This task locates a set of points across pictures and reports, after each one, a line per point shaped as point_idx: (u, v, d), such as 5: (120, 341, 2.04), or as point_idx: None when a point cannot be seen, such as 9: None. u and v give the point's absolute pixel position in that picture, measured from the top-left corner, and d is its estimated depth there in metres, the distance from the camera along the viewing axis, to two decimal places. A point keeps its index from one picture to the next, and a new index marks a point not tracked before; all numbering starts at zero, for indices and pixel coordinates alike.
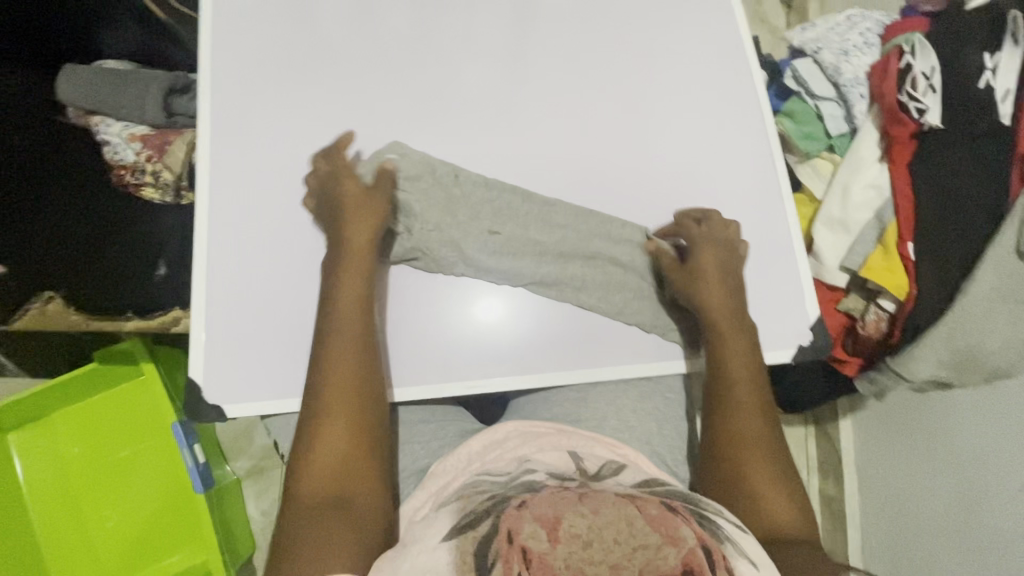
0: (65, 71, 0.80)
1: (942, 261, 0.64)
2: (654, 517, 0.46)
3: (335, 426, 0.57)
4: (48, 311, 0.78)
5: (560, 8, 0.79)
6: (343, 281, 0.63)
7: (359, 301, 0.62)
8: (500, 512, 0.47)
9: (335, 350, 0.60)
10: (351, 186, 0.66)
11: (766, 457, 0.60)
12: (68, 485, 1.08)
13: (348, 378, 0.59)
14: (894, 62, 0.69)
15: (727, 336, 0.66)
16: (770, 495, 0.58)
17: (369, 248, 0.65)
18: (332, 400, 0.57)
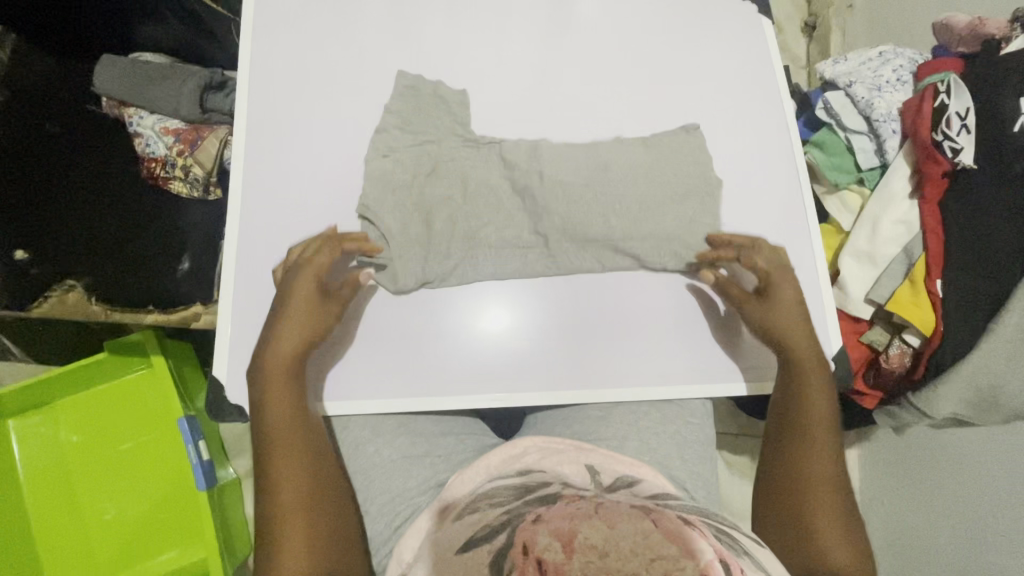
0: (103, 61, 0.80)
1: (968, 301, 0.66)
2: (669, 530, 0.44)
3: (292, 542, 0.56)
4: (70, 299, 0.76)
5: (597, 28, 0.80)
6: (280, 333, 0.63)
7: (294, 426, 0.61)
8: (515, 526, 0.47)
9: (280, 469, 0.59)
10: (305, 253, 0.66)
11: (830, 494, 0.62)
12: (67, 475, 1.07)
13: (298, 473, 0.59)
14: (928, 101, 0.69)
15: (801, 372, 0.67)
16: (825, 530, 0.60)
17: (316, 297, 0.64)
18: (282, 535, 0.56)
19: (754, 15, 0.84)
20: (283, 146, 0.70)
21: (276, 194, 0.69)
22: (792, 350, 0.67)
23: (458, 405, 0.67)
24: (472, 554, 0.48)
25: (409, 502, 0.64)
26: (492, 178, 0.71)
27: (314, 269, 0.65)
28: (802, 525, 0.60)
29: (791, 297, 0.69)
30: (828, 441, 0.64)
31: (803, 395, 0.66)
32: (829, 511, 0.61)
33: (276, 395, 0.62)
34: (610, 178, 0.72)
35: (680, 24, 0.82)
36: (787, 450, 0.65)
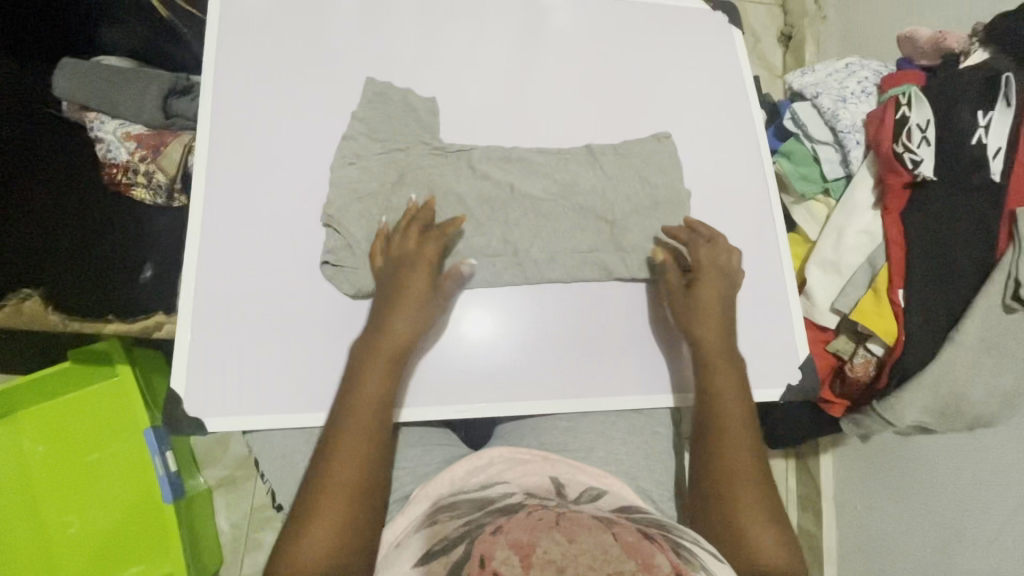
0: (63, 66, 0.79)
1: (929, 311, 0.67)
2: (629, 543, 0.44)
3: (329, 514, 0.54)
4: (25, 309, 0.75)
5: (567, 36, 0.80)
6: (388, 328, 0.62)
7: (370, 419, 0.59)
8: (473, 538, 0.47)
9: (346, 443, 0.58)
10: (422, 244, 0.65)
11: (752, 489, 0.60)
12: (28, 489, 1.03)
13: (359, 453, 0.57)
14: (891, 112, 0.70)
15: (716, 367, 0.66)
16: (754, 528, 0.58)
17: (422, 296, 0.64)
18: (323, 509, 0.54)
19: (724, 25, 0.85)
20: (246, 153, 0.69)
21: (239, 201, 0.68)
22: (703, 350, 0.67)
23: (424, 416, 0.66)
24: (429, 567, 0.47)
25: None
26: (459, 187, 0.71)
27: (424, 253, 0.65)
28: (738, 515, 0.58)
29: (713, 290, 0.69)
30: (740, 429, 0.63)
31: (714, 392, 0.65)
32: (754, 501, 0.59)
33: (371, 371, 0.61)
34: (579, 189, 0.73)
35: (652, 33, 0.82)
36: (708, 443, 0.63)
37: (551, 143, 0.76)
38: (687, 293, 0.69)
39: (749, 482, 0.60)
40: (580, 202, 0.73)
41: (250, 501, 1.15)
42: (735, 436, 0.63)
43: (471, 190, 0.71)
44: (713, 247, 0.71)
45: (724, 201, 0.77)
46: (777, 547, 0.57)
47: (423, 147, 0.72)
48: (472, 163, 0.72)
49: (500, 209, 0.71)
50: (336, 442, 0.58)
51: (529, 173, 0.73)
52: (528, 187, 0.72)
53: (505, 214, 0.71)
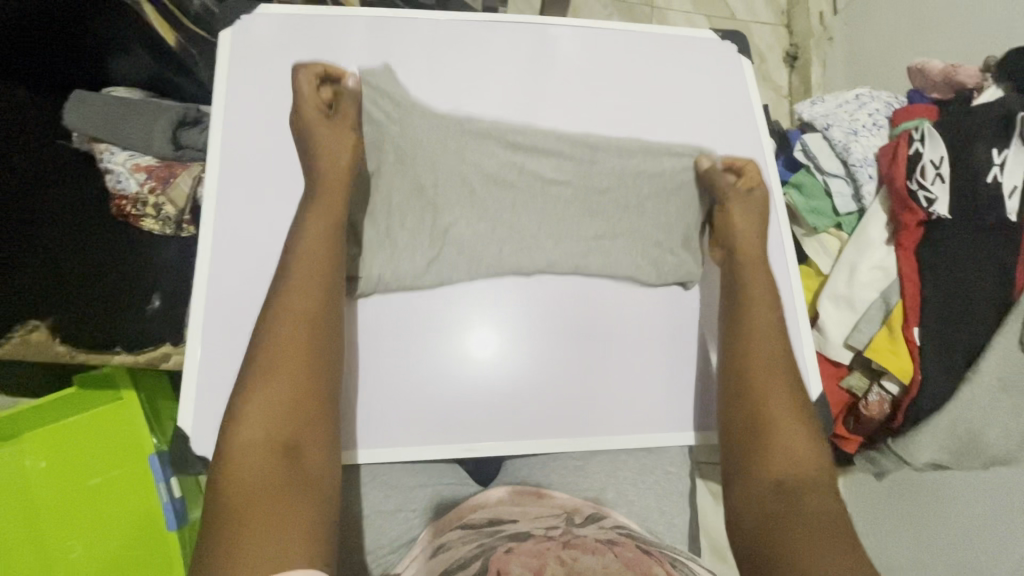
0: (72, 97, 0.79)
1: (944, 348, 0.66)
2: (629, 559, 0.46)
3: (271, 395, 0.53)
4: (32, 340, 0.74)
5: (576, 67, 0.80)
6: (310, 218, 0.63)
7: (309, 316, 0.58)
8: (487, 557, 0.46)
9: (279, 341, 0.56)
10: (315, 112, 0.68)
11: (783, 389, 0.59)
12: (31, 513, 0.99)
13: (296, 354, 0.55)
14: (903, 148, 0.70)
15: (753, 267, 0.69)
16: (786, 429, 0.56)
17: (344, 175, 0.66)
18: (261, 412, 0.52)
19: (733, 54, 0.85)
20: (255, 188, 0.69)
21: (246, 236, 0.67)
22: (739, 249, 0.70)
23: (432, 454, 0.65)
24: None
25: (381, 562, 0.62)
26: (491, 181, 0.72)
27: (332, 129, 0.68)
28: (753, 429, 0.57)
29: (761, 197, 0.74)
30: (767, 332, 0.64)
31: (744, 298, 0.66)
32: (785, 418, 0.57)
33: (294, 281, 0.59)
34: (587, 222, 0.74)
35: (661, 62, 0.82)
36: (733, 358, 0.63)
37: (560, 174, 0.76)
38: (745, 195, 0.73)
39: (774, 391, 0.60)
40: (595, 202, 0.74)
41: None
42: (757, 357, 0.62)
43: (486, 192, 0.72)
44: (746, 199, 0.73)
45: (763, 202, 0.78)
46: (808, 447, 0.55)
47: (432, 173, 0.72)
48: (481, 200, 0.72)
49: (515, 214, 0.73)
50: (273, 318, 0.57)
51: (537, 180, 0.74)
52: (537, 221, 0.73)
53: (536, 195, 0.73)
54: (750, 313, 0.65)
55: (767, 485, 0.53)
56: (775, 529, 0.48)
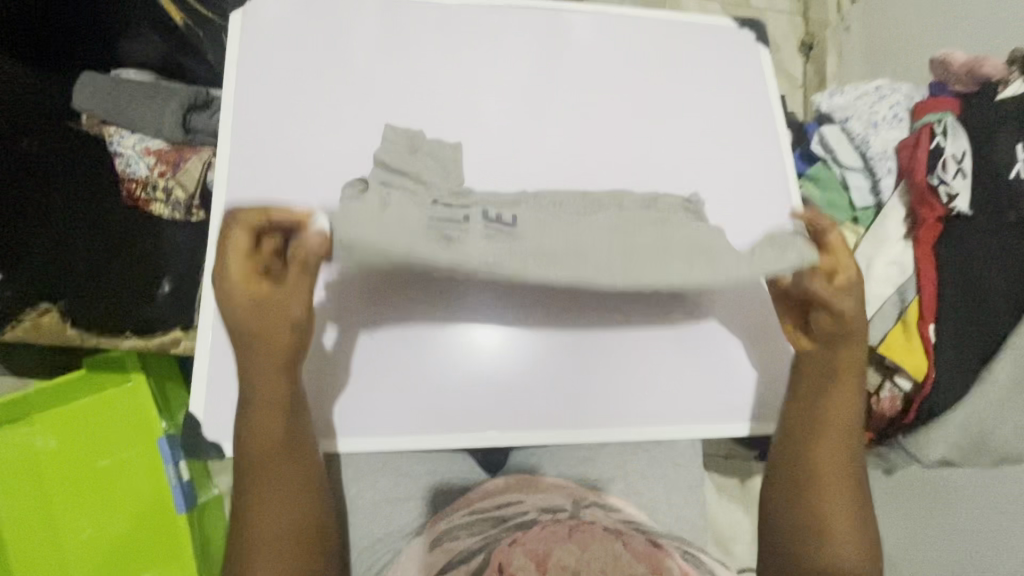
0: (82, 79, 0.78)
1: (959, 344, 0.66)
2: None
3: (262, 434, 0.58)
4: (45, 322, 0.75)
5: (591, 53, 0.79)
6: (284, 299, 0.56)
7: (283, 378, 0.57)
8: (491, 548, 0.61)
9: (273, 480, 0.58)
10: (240, 241, 0.54)
11: (844, 479, 0.63)
12: (45, 492, 1.02)
13: (292, 473, 0.58)
14: (924, 142, 0.68)
15: (835, 385, 0.64)
16: (836, 529, 0.62)
17: (308, 262, 0.56)
18: (298, 525, 0.58)
19: (751, 44, 0.84)
20: (266, 173, 0.68)
21: None
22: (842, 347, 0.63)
23: (442, 443, 0.65)
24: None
25: (391, 547, 0.64)
26: (525, 241, 0.55)
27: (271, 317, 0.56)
28: (803, 516, 0.63)
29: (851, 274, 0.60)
30: (847, 427, 0.64)
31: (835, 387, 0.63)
32: (840, 498, 0.63)
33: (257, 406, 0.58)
34: None
35: (678, 53, 0.81)
36: (794, 423, 0.65)
37: (574, 167, 0.75)
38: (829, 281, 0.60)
39: (838, 479, 0.63)
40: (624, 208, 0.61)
41: None
42: (821, 439, 0.63)
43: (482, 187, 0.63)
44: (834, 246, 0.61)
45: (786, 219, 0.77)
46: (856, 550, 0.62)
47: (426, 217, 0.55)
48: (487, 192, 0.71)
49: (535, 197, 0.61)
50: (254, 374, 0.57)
51: (560, 263, 0.55)
52: None
53: (566, 226, 0.56)
54: (818, 373, 0.64)
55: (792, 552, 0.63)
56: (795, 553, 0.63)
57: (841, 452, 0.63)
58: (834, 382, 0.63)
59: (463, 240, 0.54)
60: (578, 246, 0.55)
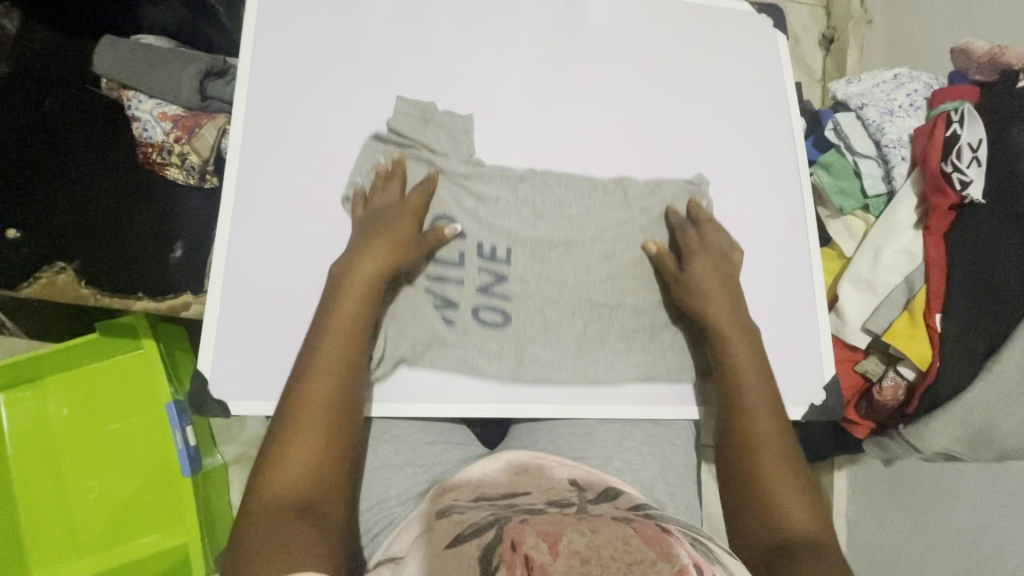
0: (103, 42, 0.79)
1: (967, 336, 0.65)
2: (649, 536, 0.45)
3: (309, 437, 0.55)
4: (59, 281, 0.76)
5: (605, 32, 0.79)
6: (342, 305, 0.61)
7: (336, 377, 0.58)
8: (502, 527, 0.47)
9: (324, 356, 0.59)
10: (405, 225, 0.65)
11: (774, 446, 0.60)
12: (56, 452, 1.05)
13: (333, 368, 0.58)
14: (940, 130, 0.68)
15: (727, 334, 0.66)
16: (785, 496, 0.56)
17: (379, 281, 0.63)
18: (306, 411, 0.56)
19: (768, 29, 0.83)
20: (278, 140, 0.69)
21: (269, 188, 0.68)
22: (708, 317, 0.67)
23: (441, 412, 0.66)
24: (457, 550, 0.47)
25: (388, 511, 0.62)
26: (513, 283, 0.70)
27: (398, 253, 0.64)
28: (748, 497, 0.57)
29: (707, 268, 0.69)
30: (760, 391, 0.63)
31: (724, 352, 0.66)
32: (776, 452, 0.59)
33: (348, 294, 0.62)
34: (607, 191, 0.73)
35: (695, 35, 0.80)
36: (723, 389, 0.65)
37: (583, 146, 0.75)
38: (682, 279, 0.69)
39: (769, 443, 0.60)
40: (609, 251, 0.72)
41: None
42: (747, 395, 0.63)
43: (479, 189, 0.71)
44: (701, 230, 0.71)
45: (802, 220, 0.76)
46: (806, 515, 0.55)
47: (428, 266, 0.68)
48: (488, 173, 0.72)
49: (527, 223, 0.71)
50: (314, 363, 0.58)
51: (537, 307, 0.70)
52: (558, 188, 0.73)
53: (550, 276, 0.71)
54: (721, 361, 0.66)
55: (761, 537, 0.54)
56: (742, 514, 0.57)
57: (767, 411, 0.63)
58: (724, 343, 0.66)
59: (462, 291, 0.69)
60: (556, 293, 0.70)
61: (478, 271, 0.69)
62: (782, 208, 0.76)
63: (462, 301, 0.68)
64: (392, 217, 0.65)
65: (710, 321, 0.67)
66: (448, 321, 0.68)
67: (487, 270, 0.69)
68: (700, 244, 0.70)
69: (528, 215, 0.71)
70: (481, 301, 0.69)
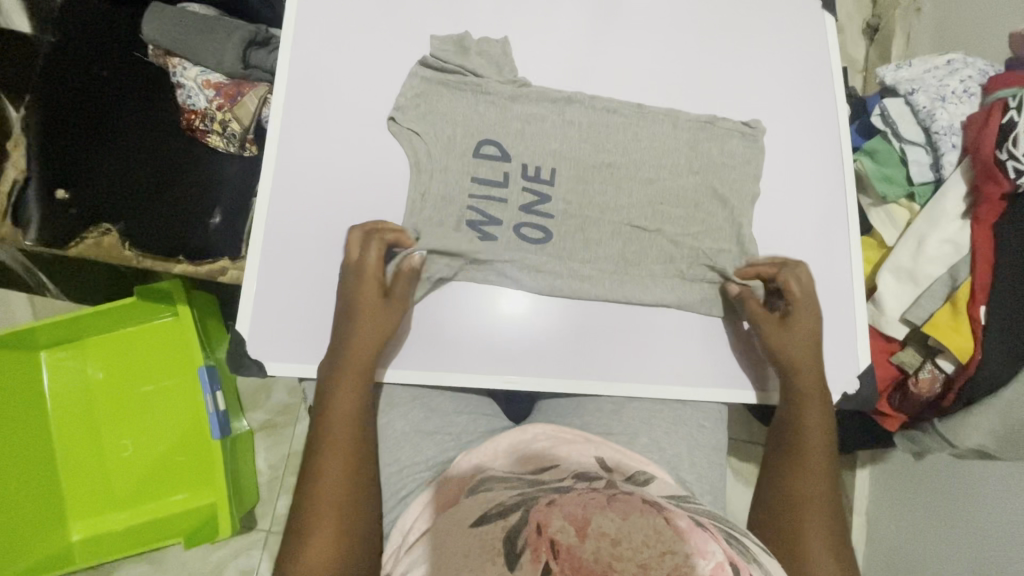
0: (151, 9, 0.81)
1: (1012, 330, 0.63)
2: (681, 527, 0.40)
3: (327, 506, 0.56)
4: (105, 243, 0.79)
5: (648, 9, 0.77)
6: (344, 364, 0.62)
7: (349, 442, 0.59)
8: (528, 507, 0.43)
9: (328, 455, 0.58)
10: (369, 292, 0.63)
11: (823, 513, 0.60)
12: (92, 409, 1.09)
13: (343, 440, 0.59)
14: (996, 117, 0.66)
15: (806, 400, 0.66)
16: (817, 558, 0.58)
17: (380, 342, 0.63)
18: (321, 479, 0.57)
19: (817, 9, 0.81)
20: (318, 108, 0.70)
21: (309, 156, 0.69)
22: (789, 365, 0.67)
23: (471, 382, 0.67)
24: (483, 530, 0.43)
25: (415, 476, 0.64)
26: (555, 203, 0.70)
27: (390, 316, 0.64)
28: (787, 548, 0.59)
29: (810, 323, 0.67)
30: (822, 459, 0.63)
31: (800, 404, 0.66)
32: (818, 525, 0.60)
33: (341, 386, 0.61)
34: (643, 168, 0.71)
35: (739, 14, 0.79)
36: (784, 445, 0.65)
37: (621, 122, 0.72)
38: (782, 323, 0.67)
39: (815, 509, 0.61)
40: (653, 176, 0.71)
41: (288, 447, 1.18)
42: (805, 468, 0.63)
43: (524, 111, 0.71)
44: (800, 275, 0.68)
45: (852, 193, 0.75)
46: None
47: (469, 184, 0.69)
48: (525, 111, 0.71)
49: (573, 144, 0.71)
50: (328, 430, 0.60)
51: (578, 226, 0.70)
52: (592, 162, 0.71)
53: (578, 251, 0.70)
54: (788, 417, 0.66)
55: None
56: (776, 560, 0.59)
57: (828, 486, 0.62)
58: (799, 402, 0.66)
59: (505, 210, 0.69)
60: (589, 271, 0.70)
61: (521, 190, 0.70)
62: (820, 195, 0.75)
63: (506, 219, 0.69)
64: (354, 285, 0.64)
65: (790, 385, 0.66)
66: (489, 236, 0.69)
67: (532, 190, 0.69)
68: (805, 291, 0.68)
69: (574, 137, 0.71)
70: (524, 219, 0.69)
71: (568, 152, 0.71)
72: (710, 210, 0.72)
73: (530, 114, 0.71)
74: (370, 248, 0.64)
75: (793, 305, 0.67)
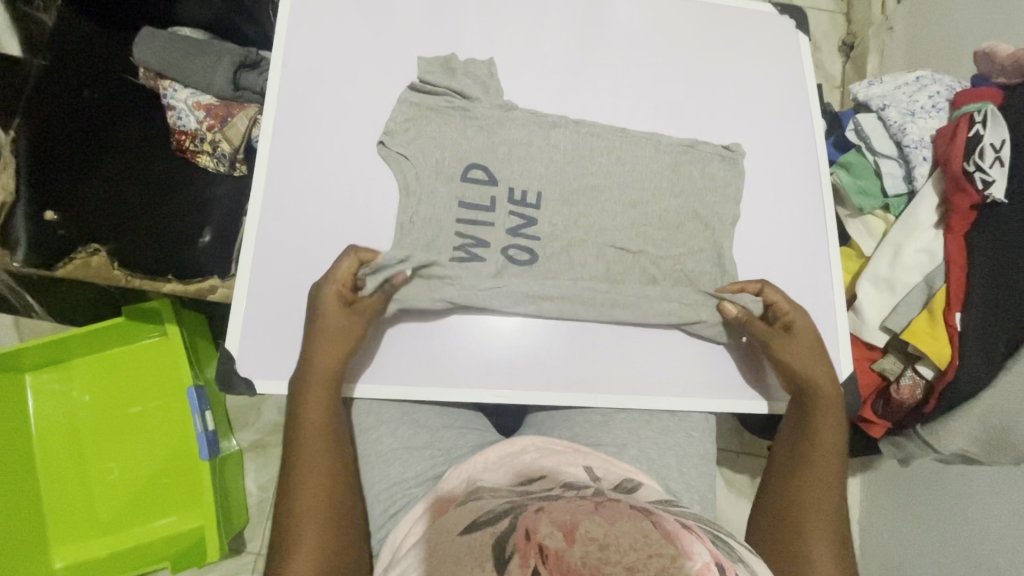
0: (142, 33, 0.82)
1: (987, 335, 0.66)
2: (668, 530, 0.40)
3: (318, 518, 0.57)
4: (93, 262, 0.79)
5: (628, 31, 0.80)
6: (314, 373, 0.62)
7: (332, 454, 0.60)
8: (517, 513, 0.43)
9: (309, 461, 0.59)
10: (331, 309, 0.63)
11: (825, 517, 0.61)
12: (78, 433, 1.07)
13: (326, 454, 0.60)
14: (963, 130, 0.69)
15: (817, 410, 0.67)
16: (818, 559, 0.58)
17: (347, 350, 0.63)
18: (308, 491, 0.58)
19: (791, 30, 0.84)
20: (308, 128, 0.71)
21: (299, 175, 0.70)
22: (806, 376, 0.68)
23: (461, 397, 0.67)
24: (472, 536, 0.43)
25: (405, 492, 0.63)
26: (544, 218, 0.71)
27: (349, 335, 0.63)
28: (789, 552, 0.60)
29: (809, 336, 0.69)
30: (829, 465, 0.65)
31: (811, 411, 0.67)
32: (823, 529, 0.61)
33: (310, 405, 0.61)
34: (629, 181, 0.73)
35: (715, 35, 0.81)
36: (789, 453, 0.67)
37: (606, 135, 0.74)
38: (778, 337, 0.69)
39: (819, 511, 0.62)
40: (636, 199, 0.72)
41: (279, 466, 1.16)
42: (813, 473, 0.64)
43: (511, 135, 0.72)
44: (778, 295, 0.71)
45: (830, 207, 0.78)
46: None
47: (457, 206, 0.69)
48: (512, 134, 0.72)
49: (559, 161, 0.72)
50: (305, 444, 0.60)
51: (564, 246, 0.71)
52: (581, 177, 0.72)
53: (567, 261, 0.71)
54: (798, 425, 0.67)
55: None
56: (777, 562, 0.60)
57: (830, 488, 0.63)
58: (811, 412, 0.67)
59: (493, 231, 0.69)
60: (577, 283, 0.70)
61: (508, 214, 0.70)
62: (798, 207, 0.77)
63: (496, 235, 0.69)
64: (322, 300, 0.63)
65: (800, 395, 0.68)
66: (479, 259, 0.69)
67: (518, 213, 0.70)
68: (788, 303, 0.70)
69: (559, 154, 0.73)
70: (510, 242, 0.70)
71: (556, 166, 0.72)
72: (695, 222, 0.73)
73: (516, 139, 0.72)
74: (342, 261, 0.64)
75: (792, 321, 0.69)
